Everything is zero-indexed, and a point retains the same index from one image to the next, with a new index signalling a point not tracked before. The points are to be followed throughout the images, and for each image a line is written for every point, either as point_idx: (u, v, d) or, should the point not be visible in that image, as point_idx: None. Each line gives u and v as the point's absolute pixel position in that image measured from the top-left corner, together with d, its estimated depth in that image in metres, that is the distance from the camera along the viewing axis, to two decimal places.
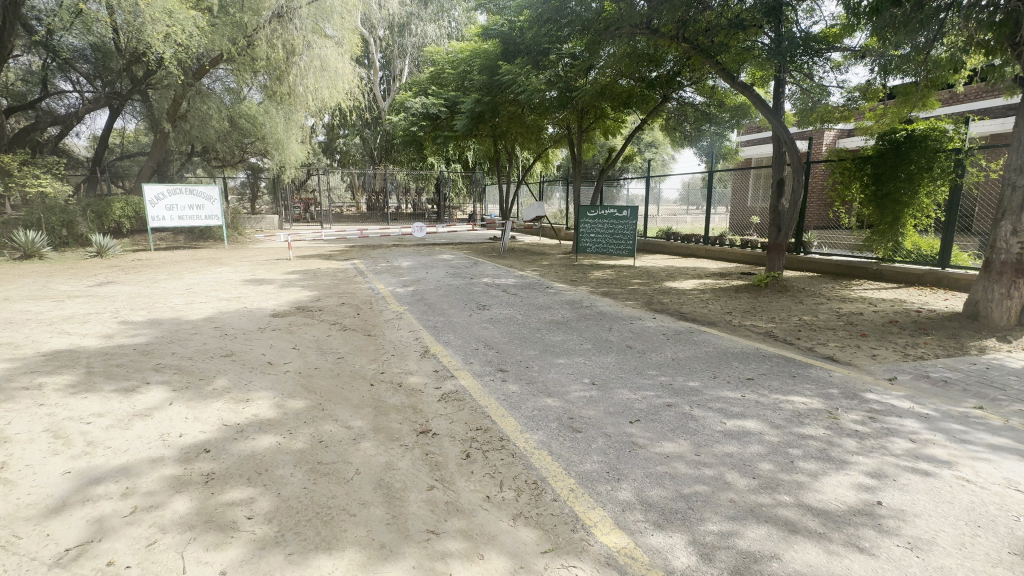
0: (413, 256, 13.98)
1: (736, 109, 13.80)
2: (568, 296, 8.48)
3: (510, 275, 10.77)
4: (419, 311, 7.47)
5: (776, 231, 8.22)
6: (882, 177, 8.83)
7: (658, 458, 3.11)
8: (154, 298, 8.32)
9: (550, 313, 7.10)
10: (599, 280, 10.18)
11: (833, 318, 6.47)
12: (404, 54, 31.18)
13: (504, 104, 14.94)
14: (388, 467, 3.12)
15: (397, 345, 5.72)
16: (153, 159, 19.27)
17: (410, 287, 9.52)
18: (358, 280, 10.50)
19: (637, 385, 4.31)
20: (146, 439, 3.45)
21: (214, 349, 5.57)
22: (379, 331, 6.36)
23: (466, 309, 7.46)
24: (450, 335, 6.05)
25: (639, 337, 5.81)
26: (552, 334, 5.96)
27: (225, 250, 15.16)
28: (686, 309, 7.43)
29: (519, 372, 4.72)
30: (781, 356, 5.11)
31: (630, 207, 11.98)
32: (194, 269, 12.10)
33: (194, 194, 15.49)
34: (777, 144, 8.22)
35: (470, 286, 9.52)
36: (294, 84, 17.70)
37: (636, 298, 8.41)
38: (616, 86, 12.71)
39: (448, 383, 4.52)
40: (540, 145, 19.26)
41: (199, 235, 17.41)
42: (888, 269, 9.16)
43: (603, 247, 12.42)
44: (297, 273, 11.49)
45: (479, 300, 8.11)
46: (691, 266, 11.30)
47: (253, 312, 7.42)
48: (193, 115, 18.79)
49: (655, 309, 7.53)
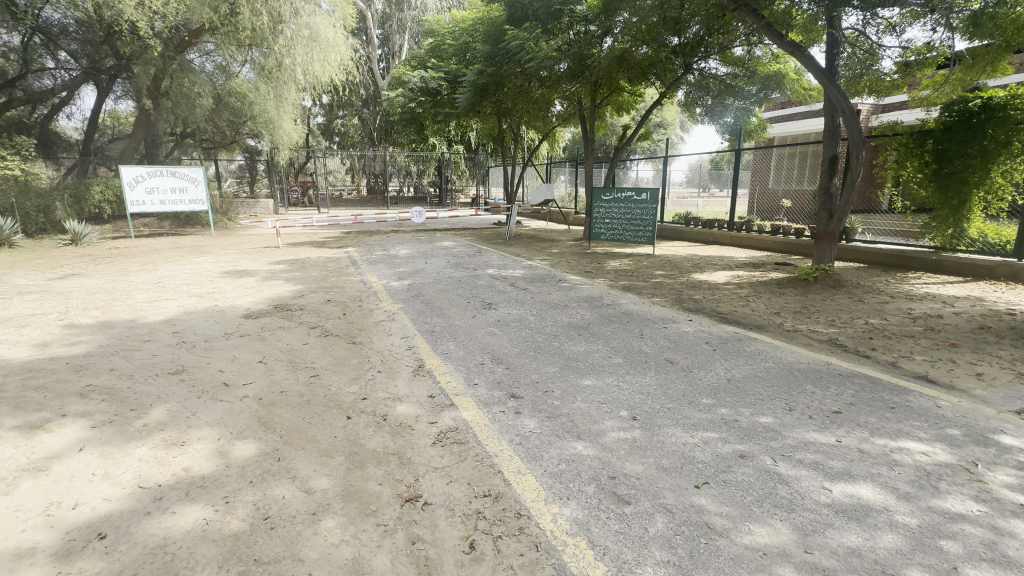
0: (412, 244, 12.95)
1: (768, 78, 12.43)
2: (585, 291, 7.45)
3: (518, 266, 9.74)
4: (414, 311, 6.46)
5: (828, 218, 7.13)
6: (947, 153, 7.68)
7: (752, 558, 2.11)
8: (116, 295, 7.34)
9: (567, 314, 6.08)
10: (617, 272, 9.13)
11: (908, 322, 5.42)
12: (403, 29, 29.71)
13: (509, 76, 13.61)
14: (355, 572, 2.12)
15: (386, 358, 4.73)
16: (136, 140, 18.33)
17: (406, 280, 8.51)
18: (349, 271, 9.49)
19: (693, 422, 3.31)
20: (21, 515, 2.46)
21: (163, 363, 4.58)
22: (367, 338, 5.36)
23: (469, 309, 6.45)
24: (451, 343, 5.07)
25: (679, 348, 4.79)
26: (573, 342, 4.96)
27: (212, 237, 14.16)
28: (725, 309, 6.39)
29: (536, 398, 3.73)
30: (863, 377, 4.09)
31: (650, 190, 10.82)
32: (173, 258, 11.11)
33: (176, 177, 14.39)
34: (832, 117, 7.07)
35: (473, 279, 8.51)
36: (281, 57, 16.61)
37: (663, 293, 7.36)
38: (635, 56, 11.49)
39: (445, 417, 3.51)
40: (547, 123, 18.11)
41: (186, 221, 16.41)
42: (949, 260, 8.11)
43: (619, 234, 11.36)
44: (283, 262, 10.49)
45: (484, 297, 7.08)
46: (717, 256, 10.23)
47: (223, 313, 6.43)
48: (178, 94, 17.45)
49: (687, 308, 6.49)
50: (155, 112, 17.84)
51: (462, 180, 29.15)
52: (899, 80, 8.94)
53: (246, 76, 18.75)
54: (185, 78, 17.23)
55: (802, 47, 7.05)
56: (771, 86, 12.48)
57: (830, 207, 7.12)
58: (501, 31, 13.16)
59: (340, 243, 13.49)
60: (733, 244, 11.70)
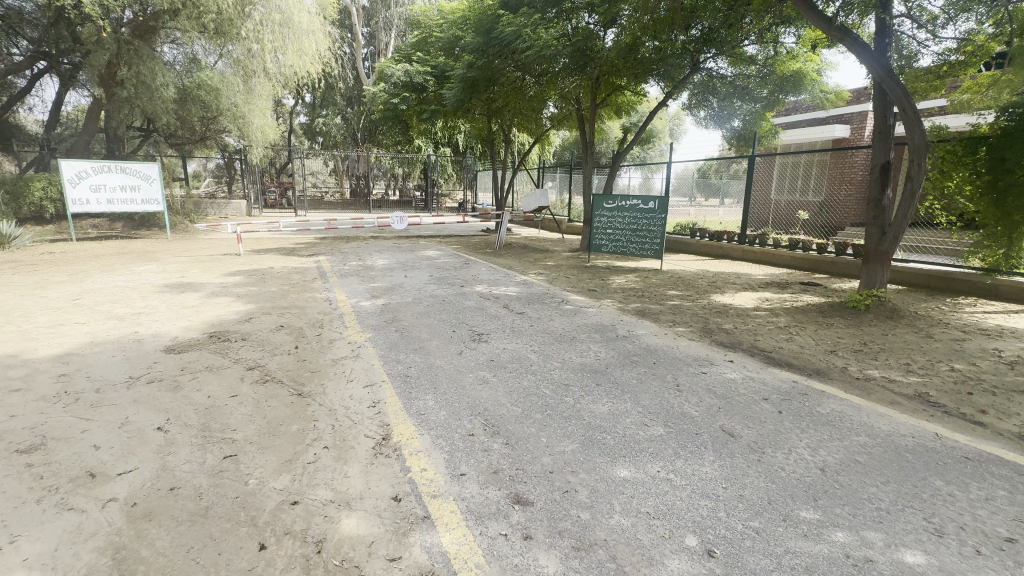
0: (391, 253, 11.67)
1: (785, 78, 11.40)
2: (593, 317, 6.26)
3: (511, 282, 8.52)
4: (385, 343, 5.17)
5: (880, 234, 6.06)
6: (1008, 161, 6.52)
7: None
8: (13, 317, 5.90)
9: (577, 352, 4.86)
10: (625, 291, 7.99)
11: (1005, 370, 4.33)
12: (390, 27, 28.65)
13: (502, 71, 12.42)
14: None
15: (338, 423, 3.43)
16: (89, 133, 16.51)
17: (380, 299, 7.22)
18: (314, 286, 8.16)
19: (804, 564, 2.11)
20: None
21: (14, 432, 3.22)
22: (318, 387, 4.05)
23: (455, 341, 5.19)
24: (430, 397, 3.81)
25: (733, 409, 3.61)
26: (595, 397, 3.77)
27: (166, 242, 12.66)
28: (766, 345, 5.25)
29: (553, 507, 2.49)
30: (1005, 465, 2.94)
31: (658, 198, 9.71)
32: (113, 266, 9.63)
33: (127, 174, 12.89)
34: (882, 115, 6.04)
35: (460, 298, 7.26)
36: (249, 44, 15.42)
37: (685, 321, 6.21)
38: (643, 53, 10.45)
39: (414, 546, 2.25)
40: (540, 126, 17.08)
41: (141, 223, 14.82)
42: (1004, 284, 7.12)
43: (622, 246, 10.24)
44: (240, 274, 9.08)
45: (472, 324, 5.84)
46: (734, 273, 9.16)
47: (139, 344, 5.06)
48: (138, 82, 15.27)
49: (721, 342, 5.34)
50: (110, 103, 15.97)
51: (450, 183, 27.98)
52: (938, 81, 7.93)
53: (218, 68, 17.34)
54: (145, 68, 15.04)
55: (849, 28, 5.97)
56: (786, 88, 11.47)
57: (883, 221, 6.05)
58: (493, 19, 12.07)
59: (311, 250, 12.14)
60: (745, 259, 10.69)
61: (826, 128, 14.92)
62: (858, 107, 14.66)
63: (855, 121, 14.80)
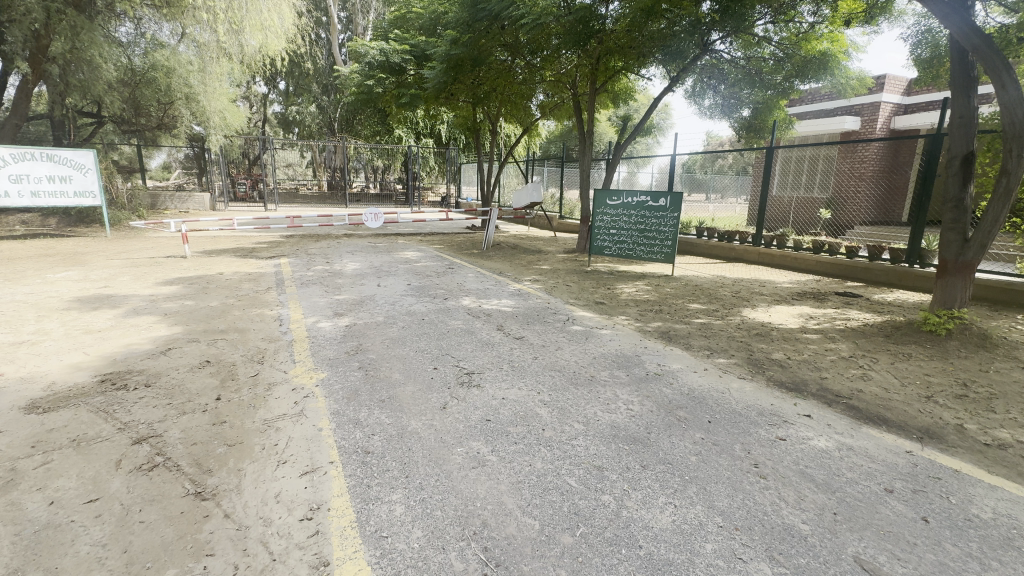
0: (365, 255, 10.26)
1: (806, 62, 10.10)
2: (610, 345, 5.00)
3: (504, 293, 7.26)
4: (342, 390, 3.84)
5: (961, 242, 4.95)
6: None
7: None
8: None
9: (602, 405, 3.61)
10: (639, 304, 6.77)
11: None
12: (367, 9, 26.94)
13: (490, 47, 11.04)
14: None
15: (241, 568, 2.08)
16: (20, 115, 14.45)
17: (343, 317, 5.87)
18: (266, 299, 6.72)
19: None
20: None
21: None
22: (230, 478, 2.71)
23: (437, 386, 3.89)
24: (400, 500, 2.52)
25: (855, 516, 2.42)
26: (647, 497, 2.53)
27: (102, 241, 10.97)
28: (838, 387, 4.09)
29: None
30: None
31: (670, 195, 8.47)
32: (24, 272, 8.01)
33: (56, 162, 11.12)
34: (964, 93, 4.86)
35: (444, 316, 5.96)
36: (204, 17, 13.67)
37: (723, 348, 5.01)
38: (653, 26, 9.19)
39: None
40: (528, 114, 15.75)
41: (78, 219, 13.03)
42: None
43: (627, 248, 9.05)
44: (178, 283, 7.58)
45: (458, 357, 4.54)
46: (758, 282, 8.03)
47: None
48: (75, 58, 13.32)
49: (779, 383, 4.15)
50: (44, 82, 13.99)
51: (431, 177, 26.61)
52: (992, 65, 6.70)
53: (176, 49, 15.60)
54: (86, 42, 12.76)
55: None
56: (805, 73, 10.16)
57: (964, 226, 4.93)
58: None
59: (273, 251, 10.63)
60: (761, 262, 9.63)
61: (834, 120, 14.18)
62: (869, 97, 13.70)
63: (865, 113, 13.86)
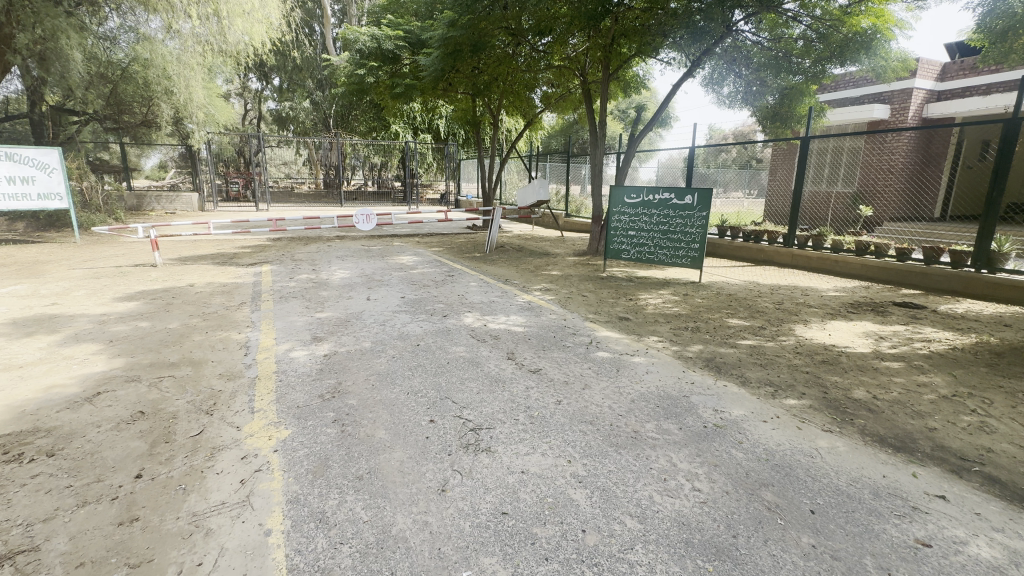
0: (356, 261, 9.30)
1: (842, 43, 9.05)
2: (648, 379, 4.05)
3: (512, 307, 6.30)
4: (309, 459, 2.89)
5: None
6: None
7: None
8: None
9: (658, 481, 2.65)
10: (671, 320, 5.80)
11: None
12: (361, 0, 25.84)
13: (490, 30, 10.01)
14: None
15: None
16: None
17: (322, 342, 4.91)
18: (235, 319, 5.75)
19: None
20: None
21: None
22: None
23: (433, 453, 2.92)
24: None
25: None
26: None
27: (70, 248, 10.02)
28: (960, 444, 3.13)
29: None
30: None
31: (698, 191, 7.47)
32: None
33: (16, 162, 10.13)
34: None
35: (443, 339, 5.00)
36: None
37: (788, 382, 4.05)
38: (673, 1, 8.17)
39: None
40: (531, 105, 14.72)
41: (48, 224, 12.07)
42: None
43: (647, 251, 8.10)
44: (139, 298, 6.64)
45: (462, 402, 3.58)
46: (801, 290, 7.06)
47: None
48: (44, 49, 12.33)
49: (881, 438, 3.18)
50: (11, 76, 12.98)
51: (430, 173, 25.63)
52: None
53: (160, 41, 14.05)
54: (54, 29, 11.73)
55: None
56: (841, 55, 9.12)
57: None
58: None
59: (254, 257, 9.65)
60: (795, 265, 8.68)
61: (862, 108, 13.17)
62: (901, 83, 12.66)
63: (896, 101, 12.85)
